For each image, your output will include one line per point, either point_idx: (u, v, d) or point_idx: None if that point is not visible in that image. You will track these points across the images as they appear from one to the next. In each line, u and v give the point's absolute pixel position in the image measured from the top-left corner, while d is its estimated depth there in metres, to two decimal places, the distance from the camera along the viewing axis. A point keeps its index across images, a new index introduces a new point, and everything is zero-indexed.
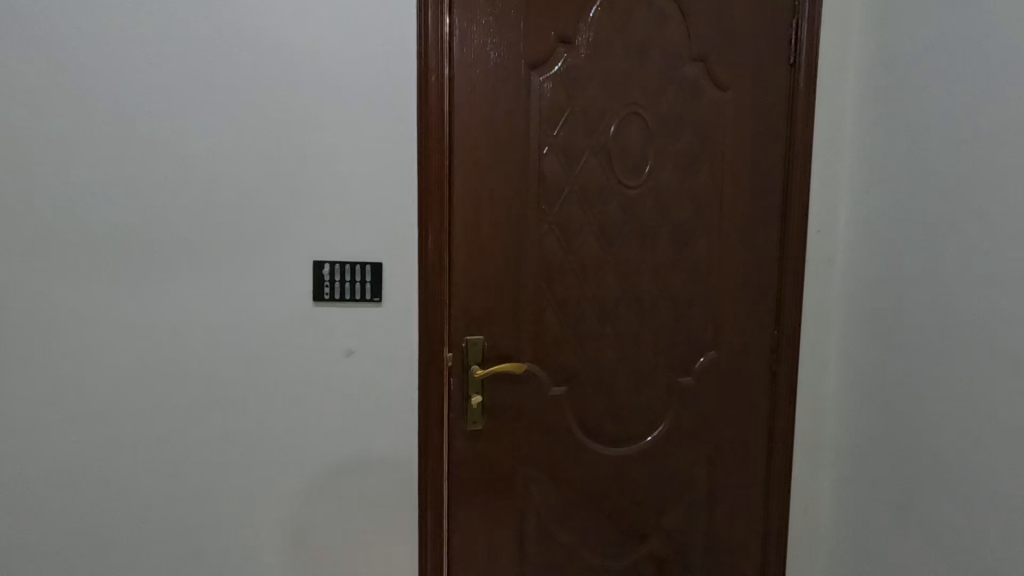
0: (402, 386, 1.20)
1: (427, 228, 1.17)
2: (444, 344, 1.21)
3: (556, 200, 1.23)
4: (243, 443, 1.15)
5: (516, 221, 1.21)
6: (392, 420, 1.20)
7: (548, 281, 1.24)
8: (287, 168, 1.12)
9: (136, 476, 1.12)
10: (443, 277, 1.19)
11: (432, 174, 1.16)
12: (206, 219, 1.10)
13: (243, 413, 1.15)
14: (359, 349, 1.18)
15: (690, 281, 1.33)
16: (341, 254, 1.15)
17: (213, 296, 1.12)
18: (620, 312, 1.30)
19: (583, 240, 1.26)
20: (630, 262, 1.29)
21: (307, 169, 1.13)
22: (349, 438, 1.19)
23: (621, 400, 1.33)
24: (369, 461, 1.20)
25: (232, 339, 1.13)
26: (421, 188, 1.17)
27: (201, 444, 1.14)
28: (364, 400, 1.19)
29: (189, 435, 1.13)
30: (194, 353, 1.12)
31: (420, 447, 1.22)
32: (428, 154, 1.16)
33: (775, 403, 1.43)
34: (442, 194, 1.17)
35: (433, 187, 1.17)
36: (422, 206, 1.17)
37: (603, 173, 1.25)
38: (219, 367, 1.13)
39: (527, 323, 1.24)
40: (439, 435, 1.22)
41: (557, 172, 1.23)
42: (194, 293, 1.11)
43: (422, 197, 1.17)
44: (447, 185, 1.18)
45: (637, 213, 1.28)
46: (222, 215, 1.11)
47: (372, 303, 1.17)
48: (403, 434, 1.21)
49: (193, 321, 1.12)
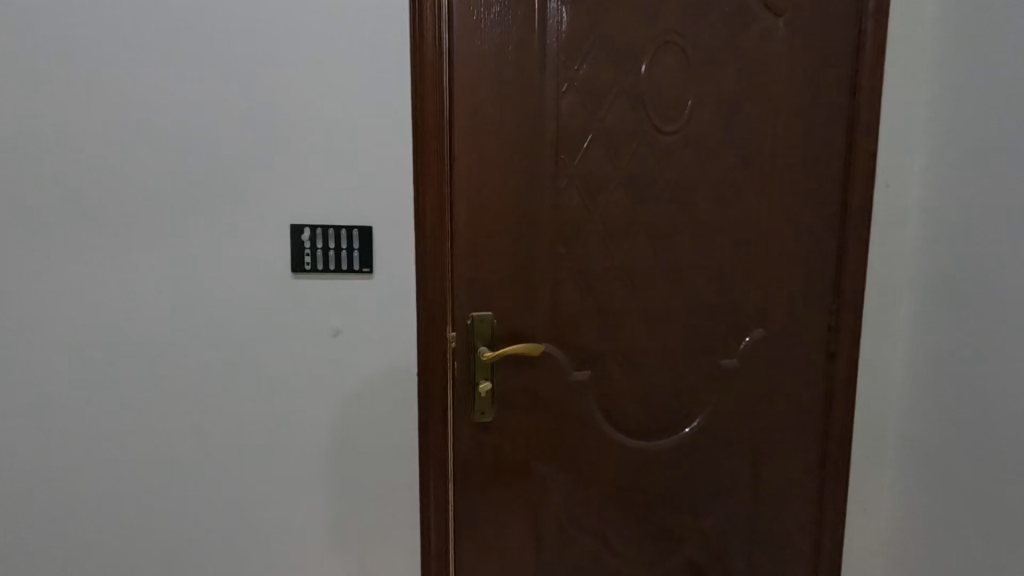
0: (398, 372, 1.01)
1: (422, 183, 0.97)
2: (445, 321, 1.01)
3: (577, 149, 1.03)
4: (215, 439, 0.98)
5: (530, 176, 1.01)
6: (386, 413, 1.02)
7: (568, 246, 1.04)
8: (256, 114, 0.92)
9: (94, 477, 0.96)
10: (444, 243, 0.99)
11: (428, 117, 0.96)
12: (161, 177, 0.92)
13: (212, 406, 0.97)
14: (348, 330, 0.99)
15: (735, 246, 1.13)
16: (324, 216, 0.96)
17: (172, 268, 0.94)
18: (653, 283, 1.09)
19: (610, 197, 1.05)
20: (665, 224, 1.08)
21: (281, 113, 0.93)
22: (338, 433, 1.01)
23: (652, 385, 1.14)
24: (363, 459, 1.02)
25: (198, 319, 0.95)
26: (415, 133, 0.97)
27: (162, 441, 0.97)
28: (355, 389, 1.01)
29: (149, 430, 0.96)
30: (154, 335, 0.95)
31: (421, 442, 1.04)
32: (422, 92, 0.95)
33: (831, 389, 1.23)
34: (441, 138, 0.97)
35: (431, 130, 0.96)
36: (417, 155, 0.97)
37: (632, 114, 1.04)
38: (184, 352, 0.96)
39: (545, 298, 1.05)
40: (443, 428, 1.04)
41: (579, 116, 1.02)
42: (151, 264, 0.93)
43: (416, 145, 0.97)
44: (444, 130, 0.97)
45: (675, 164, 1.07)
46: (179, 171, 0.92)
47: (362, 275, 0.98)
48: (401, 427, 1.03)
49: (151, 297, 0.94)
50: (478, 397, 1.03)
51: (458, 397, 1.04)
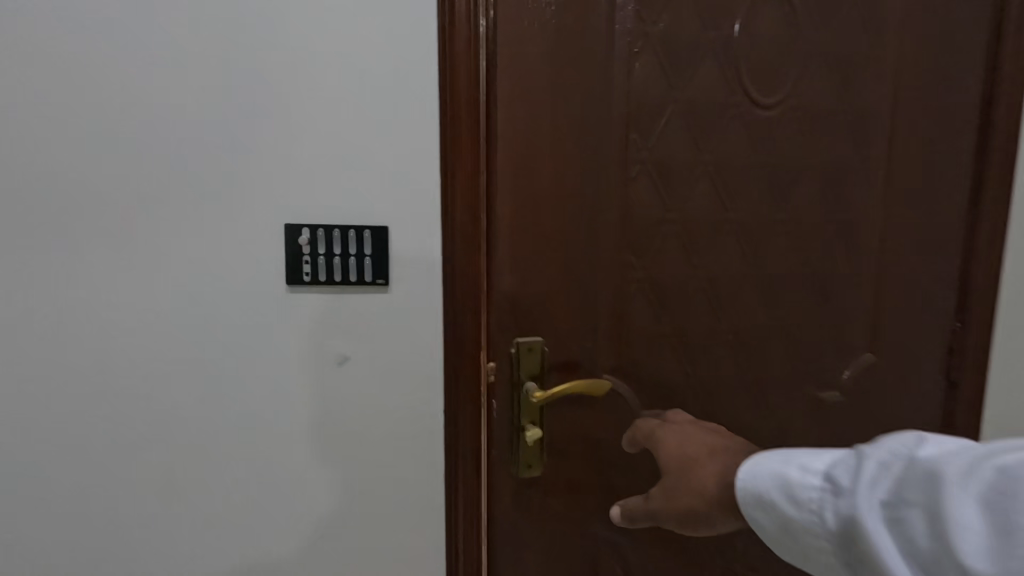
0: (422, 407, 0.81)
1: (451, 173, 0.75)
2: (482, 347, 0.79)
3: (653, 128, 0.77)
4: (191, 500, 0.76)
5: (591, 163, 0.77)
6: (406, 458, 0.81)
7: (638, 254, 0.80)
8: (238, 83, 0.70)
9: (29, 555, 0.73)
10: (480, 250, 0.77)
11: (460, 86, 0.73)
12: (114, 167, 0.69)
13: (184, 462, 0.75)
14: (359, 360, 0.78)
15: (843, 250, 0.89)
16: (327, 213, 0.74)
17: (130, 285, 0.71)
18: (742, 297, 0.86)
19: (693, 190, 0.80)
20: (761, 223, 0.84)
21: (272, 79, 0.70)
22: (346, 490, 0.80)
23: (739, 425, 0.90)
24: (377, 516, 0.81)
25: (166, 352, 0.73)
26: (442, 108, 0.74)
27: (120, 511, 0.74)
28: (368, 429, 0.79)
29: (103, 498, 0.74)
30: (107, 370, 0.72)
31: (448, 494, 0.83)
32: (452, 53, 0.72)
33: (948, 426, 1.01)
34: (476, 113, 0.74)
35: (463, 102, 0.73)
36: (444, 138, 0.74)
37: (724, 82, 0.78)
38: (147, 394, 0.73)
39: (609, 319, 0.81)
40: (475, 484, 0.82)
41: (656, 87, 0.76)
42: (103, 283, 0.71)
43: (445, 120, 0.74)
44: (478, 102, 0.74)
45: (775, 147, 0.82)
46: (138, 158, 0.69)
47: (376, 288, 0.76)
48: (425, 473, 0.82)
49: (102, 321, 0.71)
50: (524, 447, 0.81)
51: (498, 446, 0.82)
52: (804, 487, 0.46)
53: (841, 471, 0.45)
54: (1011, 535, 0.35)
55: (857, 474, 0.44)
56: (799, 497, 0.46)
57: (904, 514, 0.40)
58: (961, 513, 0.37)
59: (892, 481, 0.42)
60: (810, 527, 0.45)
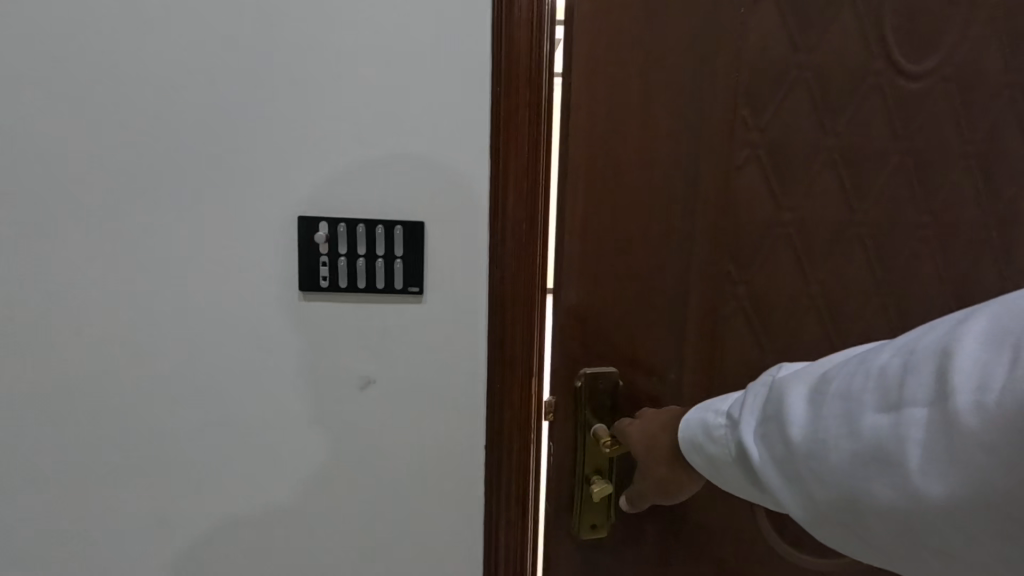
0: (458, 443, 0.65)
1: (503, 163, 0.59)
2: (532, 368, 0.64)
3: (769, 100, 0.60)
4: (179, 540, 0.63)
5: (683, 146, 0.59)
6: (437, 501, 0.66)
7: (740, 265, 0.62)
8: (245, 34, 0.54)
9: None
10: (535, 257, 0.61)
11: (518, 54, 0.57)
12: (86, 134, 0.54)
13: (171, 495, 0.62)
14: (383, 386, 0.63)
15: (1004, 266, 0.69)
16: (350, 204, 0.58)
17: (109, 284, 0.57)
18: (871, 326, 0.67)
19: (813, 182, 0.62)
20: (900, 226, 0.65)
21: (285, 32, 0.55)
22: (362, 538, 0.66)
23: None
24: (399, 564, 0.67)
25: (153, 366, 0.59)
26: (496, 79, 0.57)
27: (98, 549, 0.62)
28: (391, 466, 0.65)
29: (78, 533, 0.61)
30: (81, 388, 0.59)
31: (486, 545, 0.68)
32: (510, 9, 0.56)
33: None
34: (534, 77, 0.58)
35: (522, 66, 0.57)
36: (497, 110, 0.58)
37: (863, 39, 0.60)
38: (130, 418, 0.60)
39: (700, 348, 0.64)
40: (518, 537, 0.67)
41: (776, 48, 0.59)
42: (75, 279, 0.57)
43: (499, 87, 0.57)
44: (540, 73, 0.58)
45: (921, 128, 0.64)
46: (117, 125, 0.55)
47: (408, 297, 0.61)
48: (459, 520, 0.67)
49: (76, 328, 0.58)
50: (587, 503, 0.65)
51: (554, 497, 0.67)
52: (713, 422, 0.47)
53: (736, 406, 0.45)
54: (817, 424, 0.38)
55: (739, 400, 0.46)
56: (712, 433, 0.47)
57: (759, 421, 0.42)
58: (787, 408, 0.40)
59: (757, 397, 0.44)
60: (709, 449, 0.47)
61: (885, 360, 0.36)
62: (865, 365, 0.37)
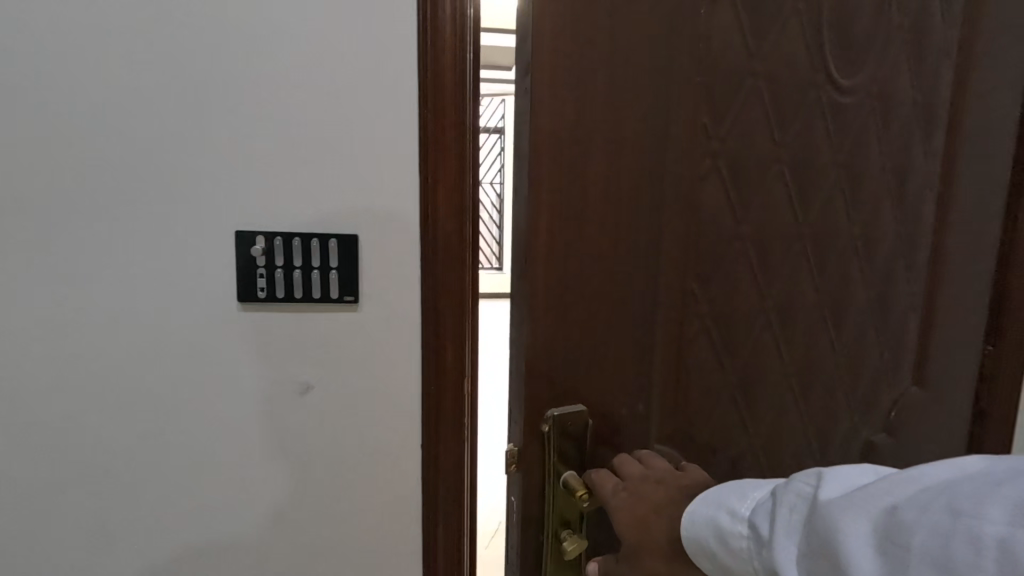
0: (395, 427, 0.71)
1: (434, 178, 0.65)
2: (466, 366, 0.70)
3: (727, 111, 0.61)
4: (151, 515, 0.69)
5: (647, 165, 0.59)
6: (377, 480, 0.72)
7: (703, 280, 0.63)
8: (205, 67, 0.61)
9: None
10: (468, 261, 0.68)
11: (445, 81, 0.63)
12: (76, 141, 0.61)
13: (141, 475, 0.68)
14: (323, 384, 0.69)
15: (910, 265, 0.75)
16: (290, 219, 0.65)
17: (77, 284, 0.63)
18: (809, 327, 0.70)
19: (763, 192, 0.64)
20: (833, 232, 0.69)
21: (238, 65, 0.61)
22: (311, 518, 0.72)
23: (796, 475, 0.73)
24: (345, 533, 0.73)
25: (127, 356, 0.65)
26: (422, 108, 0.64)
27: (83, 523, 0.68)
28: (333, 451, 0.71)
29: (64, 510, 0.68)
30: (62, 381, 0.65)
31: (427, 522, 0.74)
32: (433, 48, 0.63)
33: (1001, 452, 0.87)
34: (460, 106, 0.64)
35: (448, 97, 0.64)
36: (426, 135, 0.65)
37: (806, 52, 0.63)
38: (106, 408, 0.66)
39: (665, 362, 0.64)
40: (458, 516, 0.73)
41: (731, 55, 0.60)
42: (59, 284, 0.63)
43: (424, 115, 0.64)
44: (467, 104, 0.65)
45: (852, 141, 0.68)
46: (98, 148, 0.61)
47: (342, 303, 0.67)
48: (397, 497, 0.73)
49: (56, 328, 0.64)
50: (559, 556, 0.62)
51: (520, 541, 0.64)
52: (733, 528, 0.44)
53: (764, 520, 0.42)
54: None
55: (772, 517, 0.40)
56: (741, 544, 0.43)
57: (805, 559, 0.36)
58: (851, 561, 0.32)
59: (800, 516, 0.38)
60: (737, 564, 0.44)
61: (996, 528, 0.28)
62: (970, 530, 0.29)
